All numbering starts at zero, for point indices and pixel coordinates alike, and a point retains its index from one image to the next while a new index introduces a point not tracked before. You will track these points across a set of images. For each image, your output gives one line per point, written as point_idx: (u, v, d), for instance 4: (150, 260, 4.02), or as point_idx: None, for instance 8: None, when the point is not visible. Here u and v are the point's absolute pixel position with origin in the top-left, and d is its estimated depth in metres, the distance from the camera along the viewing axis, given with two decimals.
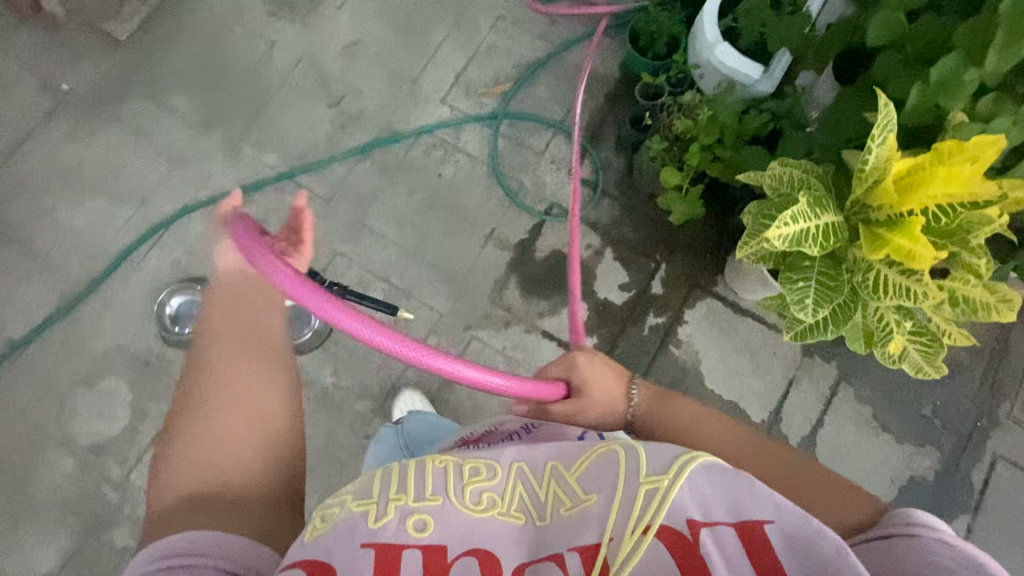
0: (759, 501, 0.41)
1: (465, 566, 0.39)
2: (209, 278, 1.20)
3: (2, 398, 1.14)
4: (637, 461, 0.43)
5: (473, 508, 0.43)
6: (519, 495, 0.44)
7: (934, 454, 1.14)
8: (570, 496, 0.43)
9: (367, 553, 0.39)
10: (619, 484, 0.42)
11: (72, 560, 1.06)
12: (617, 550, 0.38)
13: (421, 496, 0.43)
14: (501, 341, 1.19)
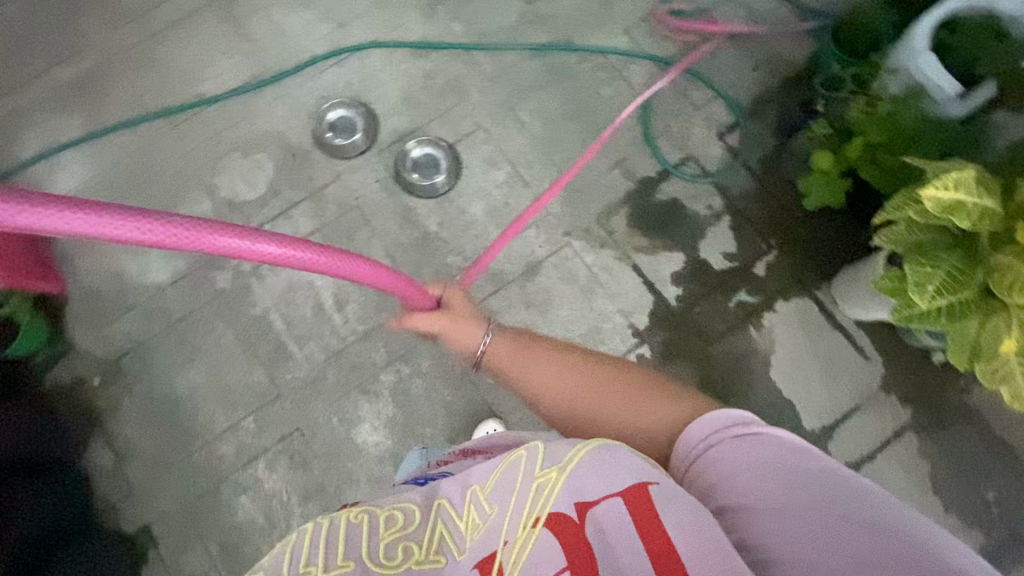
0: (637, 472, 0.49)
1: None
2: (369, 106, 1.34)
3: (175, 137, 1.33)
4: (535, 457, 0.51)
5: (386, 563, 0.47)
6: (439, 535, 0.49)
7: (980, 539, 1.07)
8: (481, 512, 0.50)
9: None
10: (516, 485, 0.50)
11: (179, 281, 1.23)
12: (511, 551, 0.46)
13: (334, 564, 0.46)
14: (592, 257, 1.23)
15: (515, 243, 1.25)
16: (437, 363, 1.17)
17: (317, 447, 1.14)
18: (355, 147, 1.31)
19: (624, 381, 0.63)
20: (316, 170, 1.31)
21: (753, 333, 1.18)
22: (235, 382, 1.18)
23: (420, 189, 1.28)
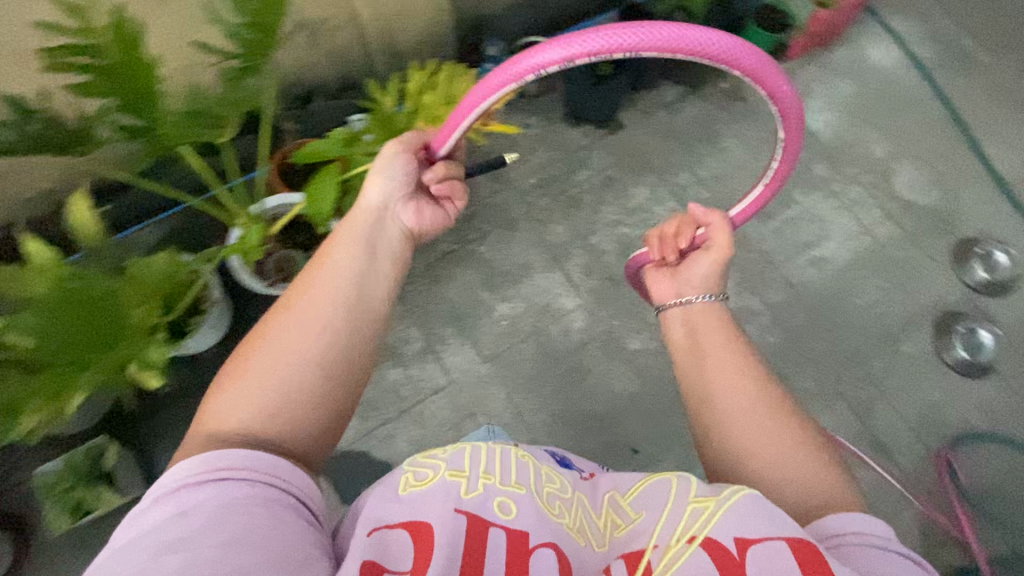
0: (776, 518, 0.52)
1: (543, 556, 0.51)
2: (1012, 287, 1.33)
3: (936, 124, 1.50)
4: (686, 490, 0.57)
5: (545, 503, 0.56)
6: (580, 514, 0.58)
7: None
8: (622, 520, 0.58)
9: (459, 518, 0.52)
10: (664, 511, 0.56)
11: (811, 137, 1.46)
12: (660, 555, 0.51)
13: (505, 481, 0.56)
14: (903, 520, 1.13)
15: (902, 434, 1.20)
16: (774, 350, 1.24)
17: None
18: (972, 274, 1.32)
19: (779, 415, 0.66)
20: (934, 239, 1.37)
21: None
22: (734, 183, 1.41)
23: (945, 339, 1.26)
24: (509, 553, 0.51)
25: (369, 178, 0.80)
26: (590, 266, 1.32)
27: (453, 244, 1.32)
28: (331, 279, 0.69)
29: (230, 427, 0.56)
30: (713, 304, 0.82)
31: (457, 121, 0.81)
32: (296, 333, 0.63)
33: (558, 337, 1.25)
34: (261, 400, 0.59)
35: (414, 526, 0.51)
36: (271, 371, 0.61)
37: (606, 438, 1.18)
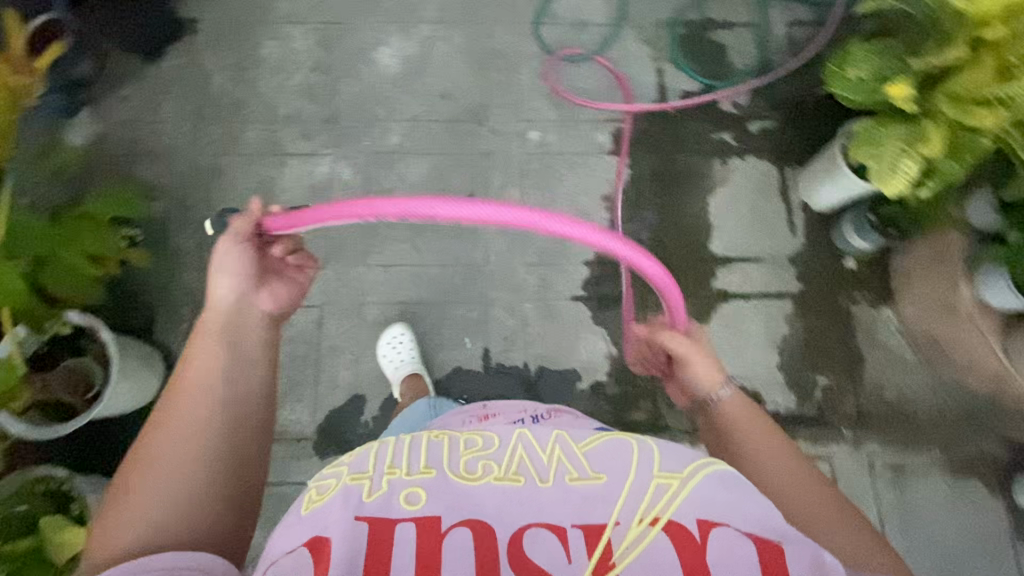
0: (765, 525, 0.48)
1: (458, 536, 0.47)
2: None
3: None
4: (651, 461, 0.51)
5: (466, 475, 0.50)
6: (517, 458, 0.52)
7: (789, 399, 1.18)
8: (575, 469, 0.51)
9: (360, 525, 0.47)
10: (628, 476, 0.50)
11: None
12: (623, 535, 0.46)
13: (415, 469, 0.51)
14: (631, 48, 1.38)
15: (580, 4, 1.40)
16: (467, 43, 1.35)
17: (344, 44, 1.35)
18: None
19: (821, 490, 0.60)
20: None
21: (717, 167, 1.31)
22: None
23: None
24: (419, 544, 0.46)
25: (212, 274, 0.72)
26: (304, 129, 1.28)
27: (195, 234, 1.21)
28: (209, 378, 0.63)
29: (122, 545, 0.50)
30: (735, 395, 0.73)
31: (307, 219, 0.70)
32: (179, 434, 0.58)
33: (345, 194, 1.25)
34: (147, 509, 0.53)
35: (315, 543, 0.47)
36: (154, 480, 0.55)
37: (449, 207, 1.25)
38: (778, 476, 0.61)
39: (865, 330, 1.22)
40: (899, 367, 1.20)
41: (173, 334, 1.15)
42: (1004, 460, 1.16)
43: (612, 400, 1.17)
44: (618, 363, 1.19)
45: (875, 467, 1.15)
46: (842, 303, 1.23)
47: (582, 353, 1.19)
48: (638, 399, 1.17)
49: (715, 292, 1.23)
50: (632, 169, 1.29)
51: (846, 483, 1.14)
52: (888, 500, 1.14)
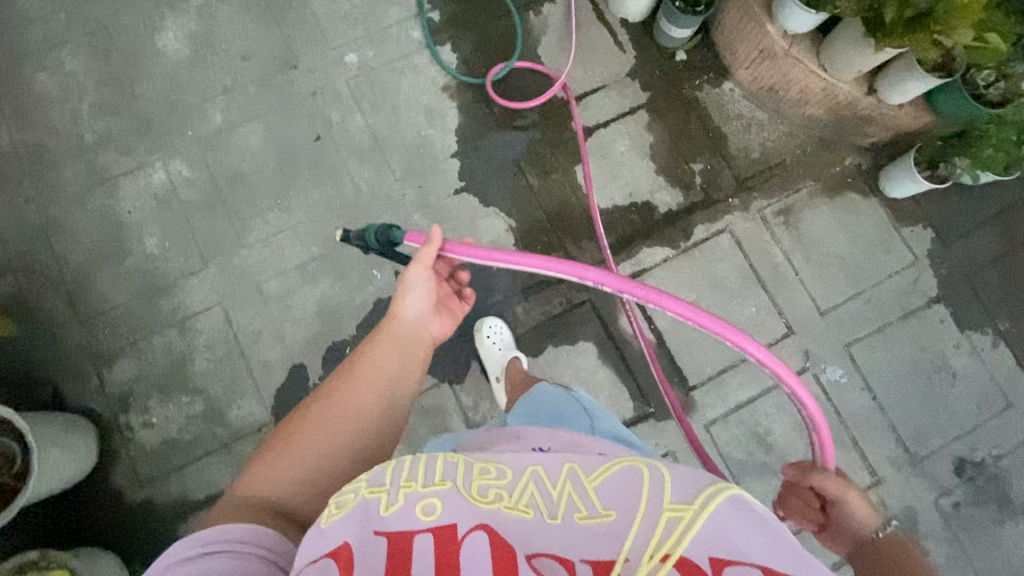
0: (794, 564, 0.42)
1: (474, 540, 0.42)
2: None
3: None
4: (661, 488, 0.46)
5: (478, 498, 0.47)
6: (529, 491, 0.48)
7: (677, 197, 1.26)
8: (585, 505, 0.47)
9: (378, 540, 0.43)
10: (638, 508, 0.45)
11: None
12: (635, 572, 0.40)
13: (430, 482, 0.48)
14: None
15: None
16: None
17: (119, 45, 1.25)
18: None
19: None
20: None
21: (531, 19, 1.32)
22: None
23: None
24: (441, 557, 0.41)
25: (403, 292, 0.79)
26: (121, 146, 1.21)
27: (59, 290, 1.14)
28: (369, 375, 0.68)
29: (245, 497, 0.56)
30: (898, 539, 0.62)
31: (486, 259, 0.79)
32: (334, 422, 0.63)
33: (193, 189, 1.20)
34: (274, 481, 0.58)
35: (333, 553, 0.43)
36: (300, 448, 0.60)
37: (301, 159, 1.22)
38: None
39: (716, 108, 1.31)
40: (753, 128, 1.30)
41: (86, 393, 1.11)
42: (865, 166, 1.30)
43: (528, 263, 1.22)
44: (520, 230, 1.23)
45: (768, 218, 1.26)
46: (688, 94, 1.31)
47: (483, 236, 1.21)
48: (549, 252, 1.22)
49: (577, 131, 1.28)
50: (457, 52, 1.29)
51: (750, 242, 1.25)
52: (789, 239, 1.26)
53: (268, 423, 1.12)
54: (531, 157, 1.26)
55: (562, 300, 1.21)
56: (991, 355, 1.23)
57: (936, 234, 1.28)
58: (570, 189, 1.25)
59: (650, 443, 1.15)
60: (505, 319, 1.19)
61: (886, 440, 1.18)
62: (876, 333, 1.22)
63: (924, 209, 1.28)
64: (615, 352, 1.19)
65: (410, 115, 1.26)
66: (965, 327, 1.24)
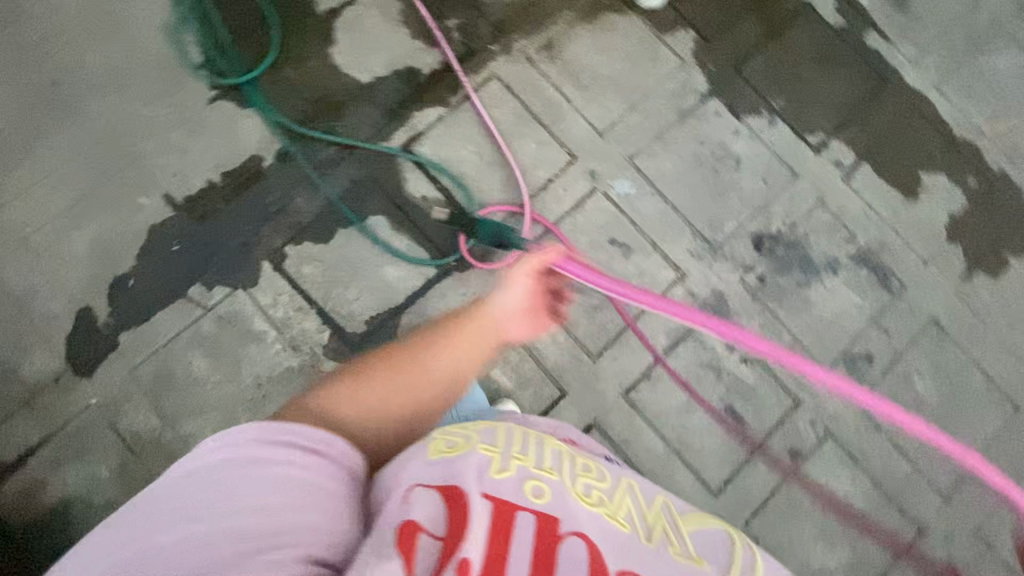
0: None
1: (572, 542, 0.53)
2: None
3: None
4: (732, 556, 0.60)
5: (579, 495, 0.59)
6: (623, 506, 0.61)
7: (438, 55, 1.25)
8: (676, 542, 0.59)
9: (488, 500, 0.54)
10: (719, 563, 0.59)
11: None
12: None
13: (540, 467, 0.59)
14: None
15: None
16: None
17: None
18: None
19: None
20: None
21: None
22: None
23: None
24: (541, 531, 0.53)
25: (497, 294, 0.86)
26: None
27: None
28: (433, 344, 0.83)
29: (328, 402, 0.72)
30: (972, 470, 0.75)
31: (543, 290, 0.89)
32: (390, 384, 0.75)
33: None
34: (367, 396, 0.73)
35: (448, 492, 0.54)
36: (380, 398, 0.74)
37: (40, 105, 1.17)
38: None
39: None
40: None
41: None
42: None
43: (300, 154, 1.19)
44: (284, 123, 1.19)
45: (532, 57, 1.26)
46: None
47: (248, 137, 1.18)
48: (319, 140, 1.19)
49: (324, 14, 1.24)
50: None
51: (519, 83, 1.25)
52: (557, 71, 1.26)
53: (64, 370, 1.09)
54: (280, 49, 1.22)
55: (343, 182, 1.18)
56: (770, 135, 1.27)
57: (698, 34, 1.30)
58: (328, 72, 1.22)
59: (458, 294, 1.16)
60: (287, 213, 1.16)
61: (684, 236, 1.22)
62: (657, 140, 1.25)
63: (681, 13, 1.31)
64: (406, 219, 1.18)
65: (147, 37, 1.21)
66: (741, 115, 1.27)
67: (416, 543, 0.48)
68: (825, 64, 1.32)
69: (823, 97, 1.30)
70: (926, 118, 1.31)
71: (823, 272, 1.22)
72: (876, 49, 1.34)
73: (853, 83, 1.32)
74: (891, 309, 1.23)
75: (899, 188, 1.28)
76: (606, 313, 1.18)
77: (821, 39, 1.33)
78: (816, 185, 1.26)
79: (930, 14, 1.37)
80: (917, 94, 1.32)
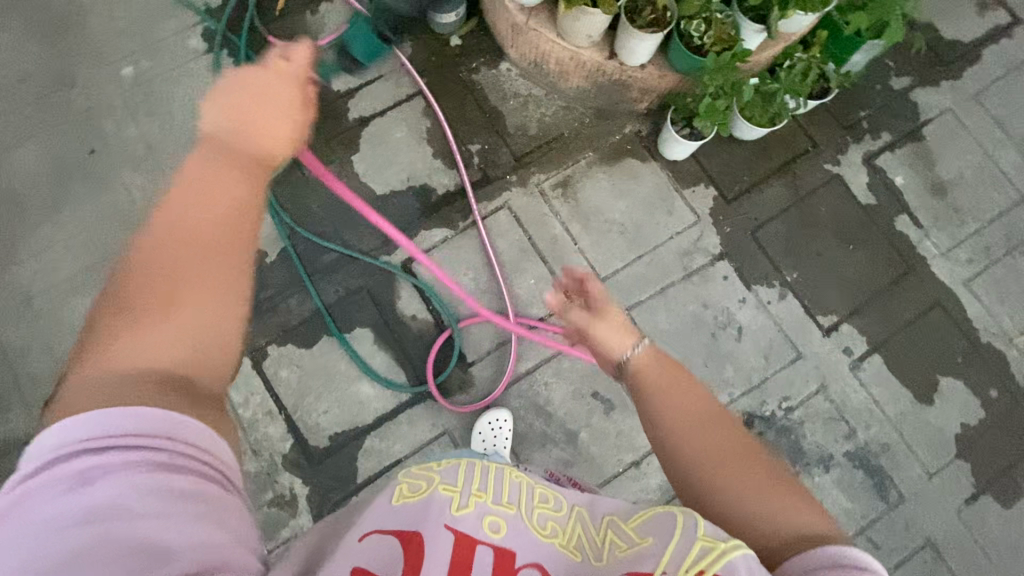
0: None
1: (528, 574, 0.51)
2: None
3: None
4: (696, 526, 0.51)
5: (540, 529, 0.56)
6: (577, 534, 0.57)
7: (455, 177, 1.27)
8: (625, 541, 0.54)
9: (447, 534, 0.52)
10: (670, 542, 0.50)
11: None
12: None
13: (498, 501, 0.58)
14: None
15: None
16: (23, 20, 1.30)
17: None
18: None
19: (751, 455, 0.65)
20: None
21: (309, 18, 1.35)
22: None
23: None
24: (496, 564, 0.51)
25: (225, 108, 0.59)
26: None
27: None
28: (176, 206, 0.53)
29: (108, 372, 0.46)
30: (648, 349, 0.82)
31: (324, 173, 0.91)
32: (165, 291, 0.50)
33: None
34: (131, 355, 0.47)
35: (407, 535, 0.52)
36: (132, 350, 0.47)
37: (74, 173, 1.24)
38: (770, 513, 0.59)
39: (493, 88, 1.32)
40: (531, 105, 1.32)
41: None
42: (645, 132, 1.31)
43: (302, 254, 1.20)
44: (293, 222, 1.22)
45: (546, 192, 1.28)
46: (464, 77, 1.32)
47: None
48: (323, 242, 1.21)
49: (354, 122, 1.29)
50: (234, 57, 1.31)
51: (528, 216, 1.26)
52: (567, 211, 1.27)
53: (33, 435, 1.11)
54: (305, 150, 1.27)
55: (337, 289, 1.19)
56: (778, 308, 1.22)
57: (718, 192, 1.29)
58: (345, 178, 1.25)
59: (427, 424, 1.13)
60: (277, 312, 1.17)
61: None
62: (658, 296, 1.22)
63: (704, 168, 1.30)
64: (390, 336, 1.17)
65: (186, 121, 1.28)
66: (750, 282, 1.23)
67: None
68: (848, 242, 1.27)
69: (841, 276, 1.25)
70: (948, 314, 1.24)
71: (813, 466, 1.15)
72: (905, 234, 1.28)
73: (875, 266, 1.26)
74: (883, 521, 1.13)
75: (909, 387, 1.20)
76: (575, 469, 1.13)
77: (848, 214, 1.29)
78: (819, 369, 1.20)
79: (969, 205, 1.31)
80: (942, 287, 1.26)
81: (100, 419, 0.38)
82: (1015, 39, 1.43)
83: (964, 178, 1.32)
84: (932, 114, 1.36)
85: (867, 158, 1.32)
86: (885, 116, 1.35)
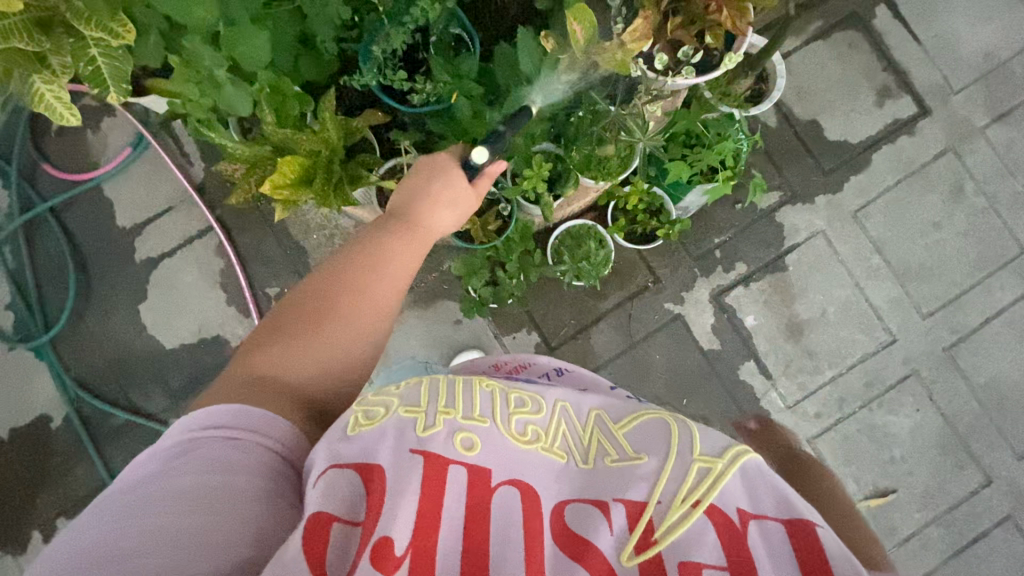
0: (779, 500, 0.44)
1: (507, 492, 0.46)
2: None
3: None
4: (690, 442, 0.48)
5: (518, 437, 0.50)
6: (559, 433, 0.52)
7: (251, 327, 1.16)
8: (617, 452, 0.50)
9: (415, 458, 0.45)
10: (668, 450, 0.48)
11: None
12: (664, 515, 0.43)
13: (468, 415, 0.50)
14: None
15: None
16: None
17: None
18: None
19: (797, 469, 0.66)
20: None
21: (88, 139, 1.19)
22: None
23: None
24: (470, 491, 0.45)
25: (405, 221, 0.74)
26: None
27: None
28: (350, 274, 0.62)
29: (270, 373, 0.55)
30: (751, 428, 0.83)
31: None
32: (341, 323, 0.59)
33: None
34: (291, 362, 0.56)
35: (366, 469, 0.44)
36: (296, 360, 0.56)
37: None
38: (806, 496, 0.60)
39: (293, 220, 1.17)
40: (338, 239, 1.17)
41: None
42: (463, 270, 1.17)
43: (88, 419, 1.15)
44: (75, 384, 1.15)
45: None
46: (262, 206, 1.17)
47: (40, 394, 1.15)
48: (107, 407, 1.14)
49: (141, 264, 1.18)
50: (8, 189, 1.18)
51: None
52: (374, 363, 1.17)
53: None
54: (90, 299, 1.17)
55: (125, 458, 1.14)
56: None
57: (540, 338, 1.17)
58: (133, 331, 1.16)
59: None
60: (63, 483, 1.14)
61: None
62: None
63: (529, 312, 1.17)
64: None
65: None
66: None
67: (329, 534, 0.40)
68: (683, 395, 1.16)
69: None
70: None
71: None
72: (748, 384, 1.16)
73: (712, 424, 1.15)
74: None
75: None
76: None
77: (685, 363, 1.17)
78: None
79: (828, 349, 1.17)
80: None
81: (235, 410, 0.48)
82: (917, 136, 1.21)
83: (825, 317, 1.17)
84: (800, 237, 1.18)
85: (715, 296, 1.18)
86: (744, 241, 1.18)
